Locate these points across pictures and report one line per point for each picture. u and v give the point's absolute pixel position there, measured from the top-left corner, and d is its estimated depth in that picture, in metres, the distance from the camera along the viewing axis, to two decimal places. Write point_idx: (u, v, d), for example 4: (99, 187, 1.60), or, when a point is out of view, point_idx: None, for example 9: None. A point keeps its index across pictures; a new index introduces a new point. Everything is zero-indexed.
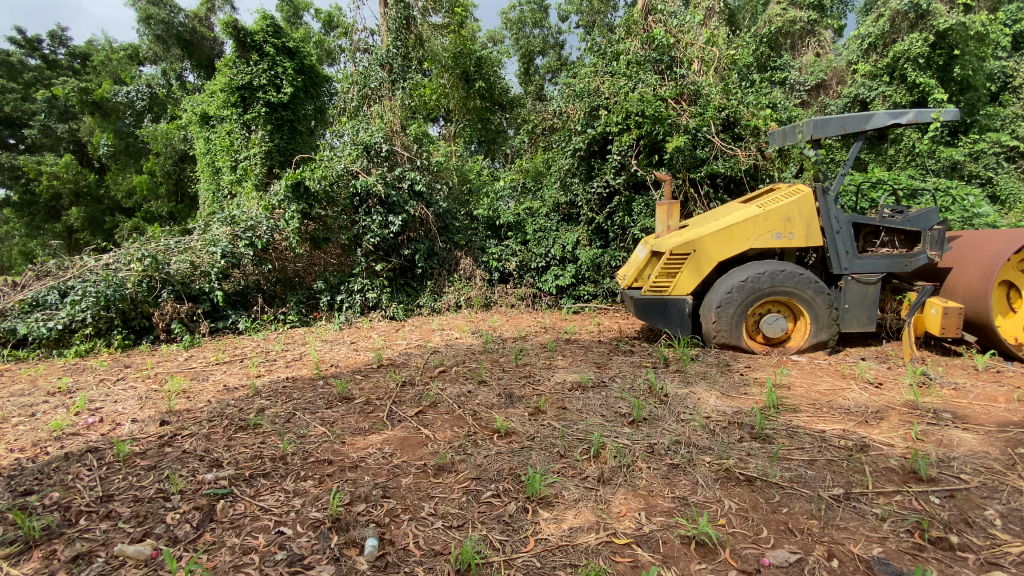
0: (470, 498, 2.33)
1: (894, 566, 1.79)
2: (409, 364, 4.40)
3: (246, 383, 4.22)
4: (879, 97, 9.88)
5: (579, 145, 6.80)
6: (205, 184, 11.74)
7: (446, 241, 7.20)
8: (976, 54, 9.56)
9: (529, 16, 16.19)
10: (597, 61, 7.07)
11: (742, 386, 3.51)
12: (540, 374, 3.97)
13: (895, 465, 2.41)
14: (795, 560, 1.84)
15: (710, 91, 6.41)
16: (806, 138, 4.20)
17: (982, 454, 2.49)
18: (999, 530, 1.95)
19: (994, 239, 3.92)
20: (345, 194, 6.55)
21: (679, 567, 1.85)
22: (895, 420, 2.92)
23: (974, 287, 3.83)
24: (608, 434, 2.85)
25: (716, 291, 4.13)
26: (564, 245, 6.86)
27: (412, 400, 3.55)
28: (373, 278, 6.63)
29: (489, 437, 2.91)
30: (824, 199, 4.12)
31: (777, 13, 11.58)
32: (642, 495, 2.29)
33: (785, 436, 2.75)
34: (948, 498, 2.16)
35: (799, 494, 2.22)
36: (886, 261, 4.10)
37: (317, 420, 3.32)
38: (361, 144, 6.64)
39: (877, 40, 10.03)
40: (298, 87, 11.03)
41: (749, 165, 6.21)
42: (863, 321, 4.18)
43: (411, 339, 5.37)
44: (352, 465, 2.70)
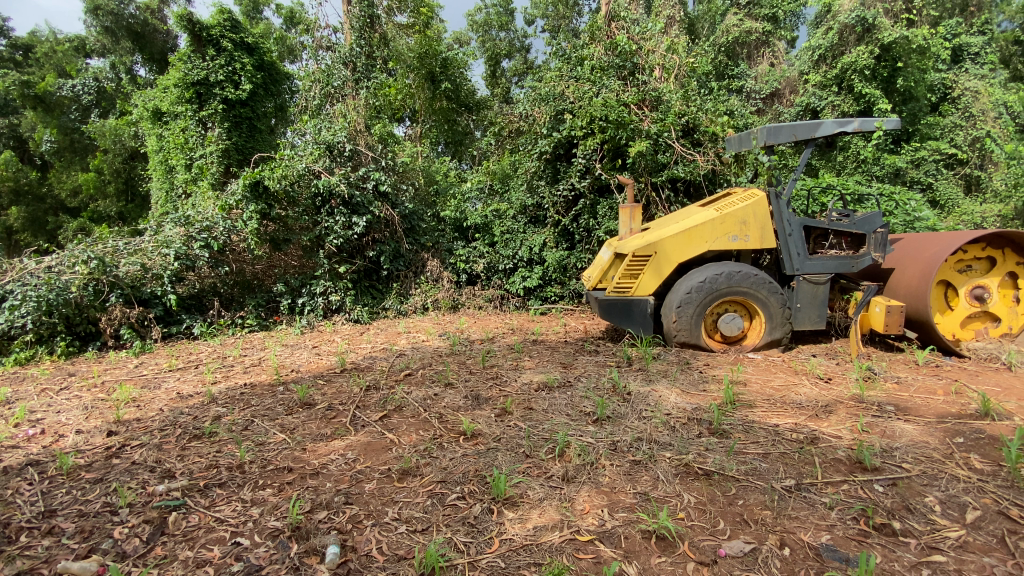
0: (435, 502, 2.31)
1: (841, 553, 1.88)
2: (374, 368, 4.33)
3: (201, 390, 4.06)
4: (829, 107, 10.39)
5: (545, 149, 6.89)
6: (158, 183, 11.22)
7: (413, 242, 7.12)
8: (917, 66, 10.19)
9: (494, 19, 16.18)
10: (563, 66, 7.17)
11: (701, 383, 3.62)
12: (507, 375, 3.98)
13: (842, 456, 2.54)
14: (749, 549, 1.91)
15: (670, 97, 6.55)
16: (760, 144, 4.36)
17: (922, 444, 2.64)
18: (938, 516, 2.07)
19: (932, 241, 4.17)
20: (307, 194, 6.40)
21: (640, 562, 1.88)
22: (842, 413, 3.07)
23: (913, 287, 4.08)
24: (573, 433, 2.88)
25: (677, 291, 4.25)
26: (531, 247, 6.89)
27: (376, 404, 3.48)
28: (336, 281, 6.49)
29: (454, 439, 2.89)
30: (777, 203, 4.29)
31: (734, 23, 12.05)
32: (605, 492, 2.32)
33: (742, 431, 2.85)
34: (890, 486, 2.29)
35: (754, 486, 2.31)
36: (834, 262, 4.30)
37: (276, 426, 3.23)
38: (324, 143, 6.50)
39: (826, 52, 10.58)
40: (257, 84, 10.72)
41: (708, 169, 6.39)
42: (814, 320, 4.37)
43: (376, 342, 5.29)
44: (313, 472, 2.63)
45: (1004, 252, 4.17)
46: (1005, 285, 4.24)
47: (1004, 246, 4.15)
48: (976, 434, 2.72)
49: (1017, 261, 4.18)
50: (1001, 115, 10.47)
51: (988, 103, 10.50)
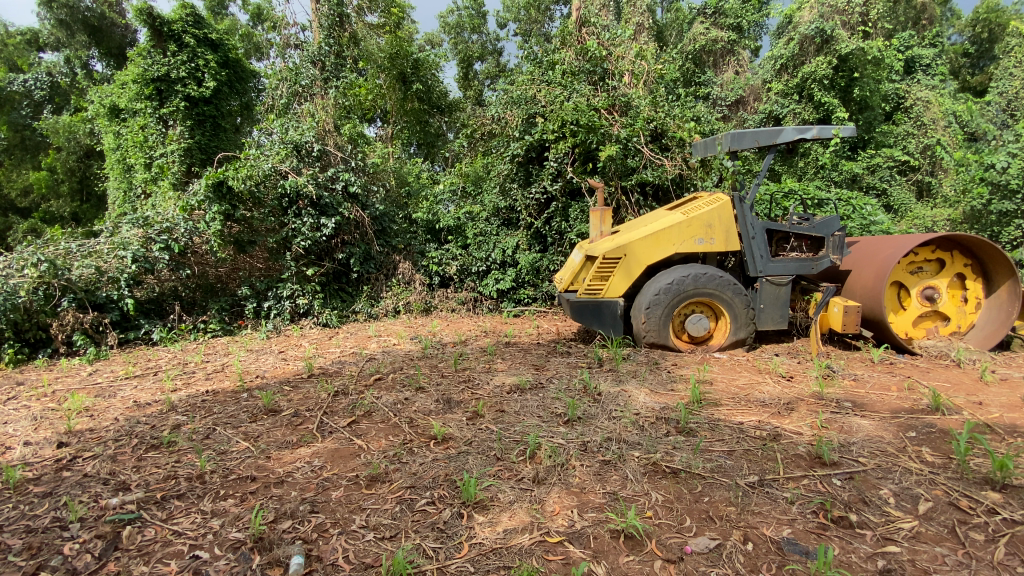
0: (404, 508, 2.27)
1: (801, 546, 1.94)
2: (343, 373, 4.25)
3: (160, 398, 3.89)
4: (790, 114, 10.80)
5: (517, 151, 6.93)
6: (115, 183, 10.76)
7: (383, 244, 7.01)
8: (872, 76, 10.66)
9: (467, 21, 16.16)
10: (534, 69, 7.24)
11: (669, 383, 3.69)
12: (479, 378, 3.96)
13: (803, 452, 2.62)
14: (714, 545, 1.95)
15: (639, 102, 6.67)
16: (724, 149, 4.48)
17: (877, 438, 2.75)
18: (892, 507, 2.16)
19: (886, 243, 4.36)
20: (273, 194, 6.24)
21: (609, 561, 1.90)
22: (803, 410, 3.17)
23: (868, 287, 4.25)
24: (544, 434, 2.89)
25: (646, 293, 4.32)
26: (504, 249, 6.89)
27: (344, 410, 3.41)
28: (304, 284, 6.33)
29: (425, 444, 2.86)
30: (741, 207, 4.42)
31: (701, 32, 12.41)
32: (575, 493, 2.33)
33: (707, 429, 2.91)
34: (848, 479, 2.37)
35: (720, 483, 2.36)
36: (795, 264, 4.45)
37: (239, 434, 3.12)
38: (291, 143, 6.35)
39: (788, 61, 10.92)
40: (222, 81, 10.41)
41: (675, 174, 6.52)
42: (776, 320, 4.50)
43: (346, 346, 5.18)
44: (277, 481, 2.55)
45: (953, 255, 4.40)
46: (955, 286, 4.46)
47: (952, 249, 4.38)
48: (928, 429, 2.84)
49: (965, 263, 4.41)
50: (949, 124, 11.05)
51: (937, 113, 11.08)
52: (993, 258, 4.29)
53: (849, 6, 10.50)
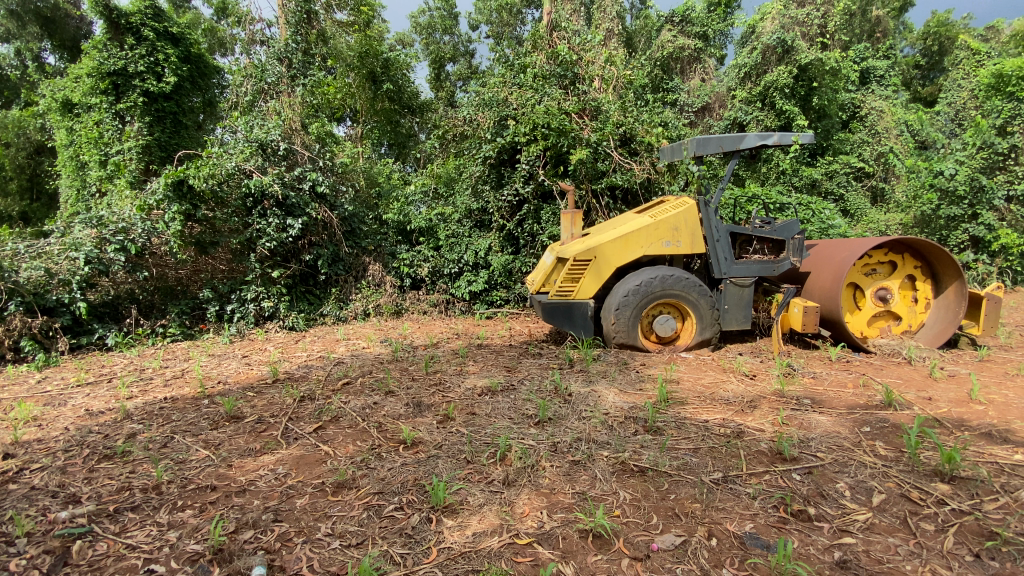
0: (370, 514, 2.23)
1: (762, 540, 1.99)
2: (309, 377, 4.15)
3: (114, 406, 3.71)
4: (754, 121, 11.14)
5: (489, 153, 6.92)
6: (67, 180, 10.24)
7: (353, 245, 6.88)
8: (829, 86, 11.14)
9: (438, 22, 16.08)
10: (506, 72, 7.26)
11: (637, 383, 3.75)
12: (450, 381, 3.92)
13: (765, 448, 2.70)
14: (680, 542, 1.99)
15: (609, 107, 6.76)
16: (690, 154, 4.58)
17: (834, 434, 2.86)
18: (848, 500, 2.24)
19: (842, 246, 4.54)
20: (237, 194, 6.04)
21: (577, 561, 1.91)
22: (765, 408, 3.27)
23: (825, 288, 4.41)
24: (515, 436, 2.89)
25: (615, 294, 4.39)
26: (477, 250, 6.85)
27: (311, 416, 3.33)
28: (269, 286, 6.16)
29: (394, 449, 2.82)
30: (705, 211, 4.53)
31: (668, 39, 12.64)
32: (544, 494, 2.34)
33: (674, 428, 2.97)
34: (806, 474, 2.45)
35: (686, 481, 2.41)
36: (757, 266, 4.57)
37: (199, 442, 3.01)
38: (256, 142, 6.17)
39: (751, 70, 11.28)
40: (183, 76, 10.04)
41: (644, 178, 6.65)
42: (740, 320, 4.63)
43: (313, 350, 5.06)
44: (239, 490, 2.47)
45: (904, 257, 4.62)
46: (906, 287, 4.68)
47: (903, 252, 4.60)
48: (881, 423, 2.98)
49: (915, 265, 4.64)
50: (901, 133, 11.61)
51: (890, 122, 11.64)
52: (941, 260, 4.52)
53: (808, 17, 10.91)
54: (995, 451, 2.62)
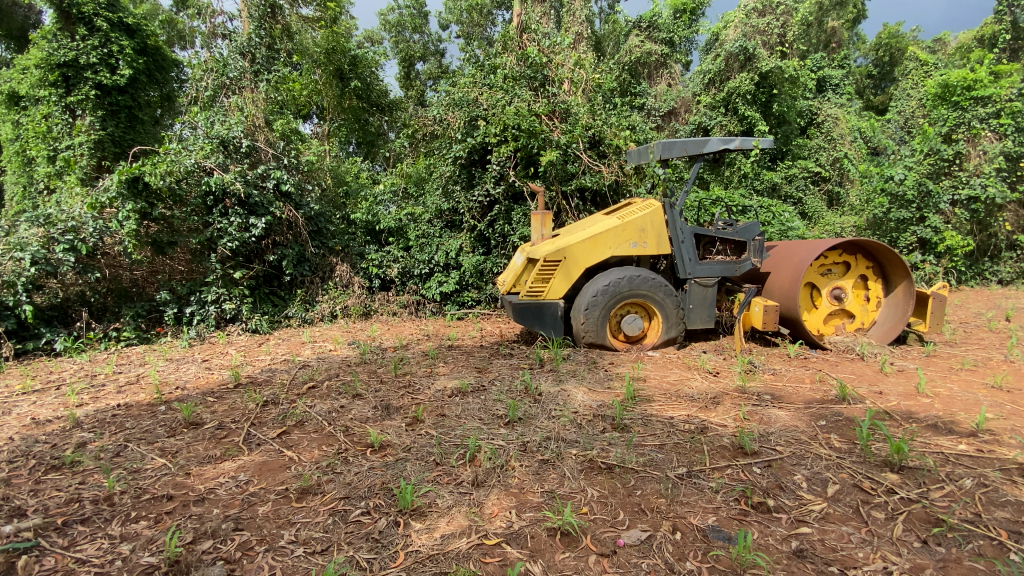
0: (336, 520, 2.19)
1: (724, 532, 2.05)
2: (273, 381, 4.03)
3: (62, 415, 3.52)
4: (718, 126, 11.49)
5: (459, 153, 6.90)
6: (12, 176, 9.67)
7: (319, 245, 6.73)
8: (788, 94, 11.57)
9: (408, 20, 15.93)
10: (476, 73, 7.26)
11: (606, 381, 3.80)
12: (419, 383, 3.88)
13: (727, 443, 2.78)
14: (645, 537, 2.03)
15: (578, 110, 6.84)
16: (656, 157, 4.68)
17: (792, 428, 2.97)
18: (805, 491, 2.34)
19: (799, 246, 4.72)
20: (196, 192, 5.83)
21: (545, 560, 1.92)
22: (728, 404, 3.37)
23: (784, 287, 4.58)
24: (485, 437, 2.89)
25: (584, 294, 4.45)
26: (447, 251, 6.81)
27: (274, 421, 3.24)
28: (231, 287, 5.96)
29: (361, 453, 2.77)
30: (671, 213, 4.63)
31: (636, 44, 12.90)
32: (513, 494, 2.34)
33: (641, 424, 3.02)
34: (766, 467, 2.54)
35: (651, 476, 2.46)
36: (720, 266, 4.70)
37: (155, 450, 2.89)
38: (217, 138, 5.97)
39: (715, 76, 11.61)
40: (140, 69, 9.62)
41: (612, 180, 6.75)
42: (704, 319, 4.75)
43: (277, 353, 4.93)
44: (197, 499, 2.38)
45: (856, 258, 4.84)
46: (859, 287, 4.90)
47: (856, 253, 4.82)
48: (836, 417, 3.11)
49: (867, 265, 4.86)
50: (854, 140, 12.16)
51: (844, 129, 12.18)
52: (890, 261, 4.75)
53: (768, 27, 11.27)
54: (939, 441, 2.77)
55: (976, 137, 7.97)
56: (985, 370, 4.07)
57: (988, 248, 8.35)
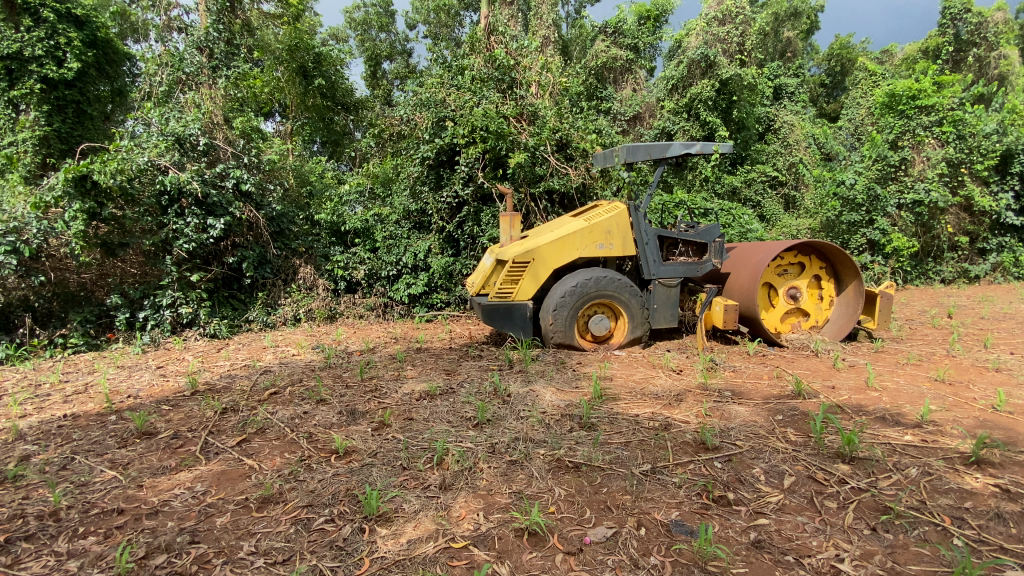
0: (299, 529, 2.13)
1: (686, 526, 2.11)
2: (233, 388, 3.89)
3: (3, 427, 3.31)
4: (681, 131, 11.82)
5: (427, 154, 6.84)
6: None
7: (282, 247, 6.56)
8: (747, 100, 11.99)
9: (374, 19, 15.76)
10: (444, 73, 7.22)
11: (574, 381, 3.84)
12: (386, 387, 3.82)
13: (689, 439, 2.85)
14: (610, 534, 2.06)
15: (546, 113, 6.90)
16: (621, 161, 4.77)
17: (752, 423, 3.07)
18: (763, 484, 2.42)
19: (757, 247, 4.88)
20: (150, 191, 5.58)
21: (512, 560, 1.93)
22: (690, 401, 3.47)
23: (742, 287, 4.74)
24: (452, 440, 2.87)
25: (553, 295, 4.49)
26: (416, 253, 6.72)
27: (233, 428, 3.14)
28: (188, 291, 5.73)
29: (325, 459, 2.71)
30: (636, 215, 4.72)
31: (602, 49, 13.12)
32: (481, 496, 2.34)
33: (607, 423, 3.07)
34: (726, 462, 2.62)
35: (617, 474, 2.50)
36: (683, 267, 4.82)
37: (104, 462, 2.75)
38: (172, 135, 5.71)
39: (677, 82, 11.94)
40: (89, 63, 9.19)
41: (579, 182, 6.83)
42: (668, 319, 4.86)
43: (237, 359, 4.77)
44: (151, 512, 2.28)
45: (811, 258, 5.06)
46: (813, 286, 5.13)
47: (810, 253, 5.03)
48: (792, 411, 3.24)
49: (821, 266, 5.08)
50: (809, 145, 12.68)
51: (800, 135, 12.69)
52: (842, 261, 4.97)
53: (728, 35, 11.61)
54: (887, 432, 2.92)
55: (920, 144, 8.44)
56: (928, 364, 4.32)
57: (931, 249, 8.86)
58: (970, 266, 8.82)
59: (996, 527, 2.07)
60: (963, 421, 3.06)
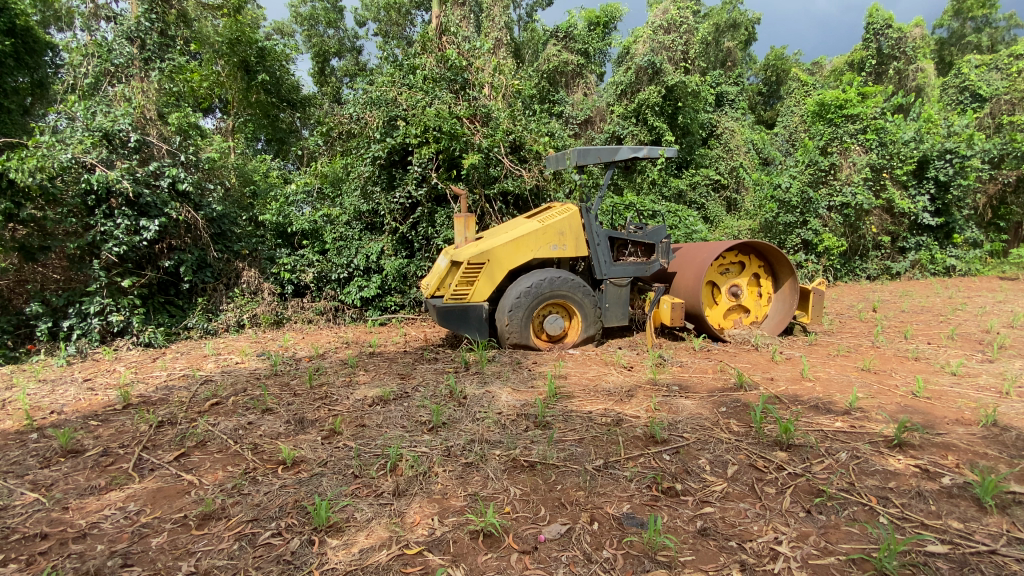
0: (243, 545, 2.04)
1: (637, 519, 2.18)
2: (170, 400, 3.67)
3: None
4: (630, 135, 12.19)
5: (378, 154, 6.71)
6: None
7: (223, 249, 6.23)
8: (692, 107, 12.50)
9: (321, 14, 15.28)
10: (395, 72, 7.13)
11: (529, 381, 3.87)
12: (337, 394, 3.71)
13: (639, 433, 2.95)
14: (565, 531, 2.10)
15: (498, 114, 6.93)
16: (572, 163, 4.84)
17: (698, 415, 3.21)
18: (708, 473, 2.54)
19: (701, 247, 5.09)
20: (74, 190, 5.18)
21: (468, 563, 1.93)
22: (641, 396, 3.58)
23: (688, 285, 4.92)
24: (406, 445, 2.83)
25: (508, 296, 4.53)
26: (368, 255, 6.56)
27: (171, 442, 2.97)
28: (118, 297, 5.35)
29: (272, 471, 2.61)
30: (587, 217, 4.82)
31: (554, 53, 13.31)
32: (436, 500, 2.32)
33: (561, 421, 3.13)
34: (674, 454, 2.73)
35: (571, 470, 2.55)
36: (633, 267, 4.96)
37: (24, 484, 2.53)
38: (99, 130, 5.34)
39: (626, 87, 12.30)
40: (6, 52, 8.41)
41: (533, 184, 6.90)
42: (619, 317, 4.99)
43: (174, 368, 4.51)
44: (78, 535, 2.12)
45: (750, 258, 5.33)
46: (752, 284, 5.40)
47: (749, 253, 5.30)
48: (735, 403, 3.40)
49: (759, 264, 5.37)
50: (748, 150, 13.36)
51: (740, 141, 13.36)
52: (778, 260, 5.27)
53: (673, 44, 12.08)
54: (820, 420, 3.13)
55: (846, 150, 9.11)
56: (856, 355, 4.66)
57: (858, 248, 9.53)
58: (891, 263, 9.55)
59: (918, 505, 2.25)
60: (885, 407, 3.33)
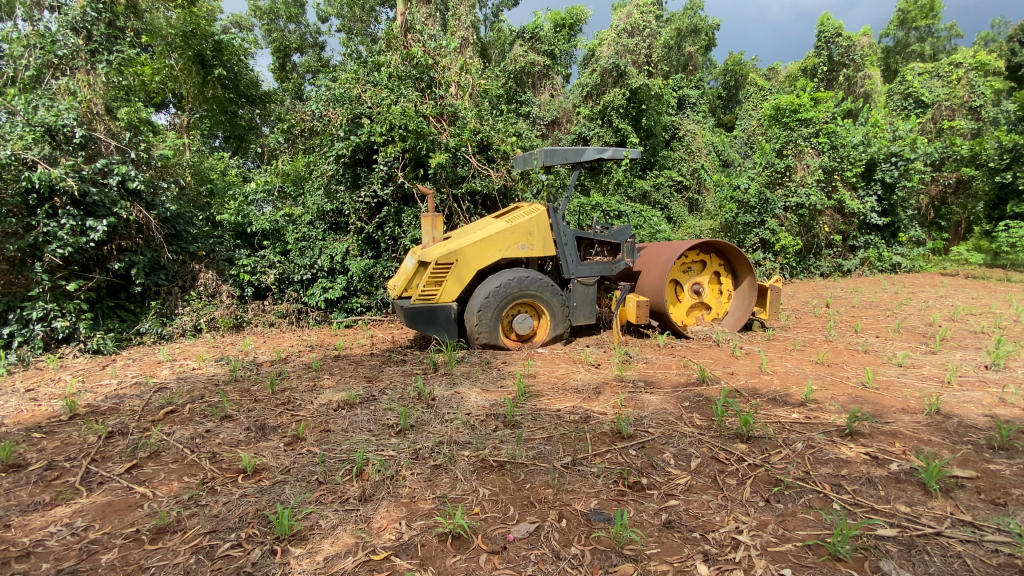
0: (200, 558, 1.97)
1: (604, 514, 2.21)
2: (121, 409, 3.50)
3: None
4: (595, 137, 12.37)
5: (342, 152, 6.56)
6: None
7: (178, 250, 5.98)
8: (655, 109, 12.79)
9: (281, 8, 14.85)
10: (359, 69, 6.99)
11: (498, 381, 3.88)
12: (301, 399, 3.62)
13: (607, 429, 3.00)
14: (533, 529, 2.11)
15: (465, 114, 6.91)
16: (540, 163, 4.84)
17: (662, 410, 3.29)
18: (673, 467, 2.60)
19: (664, 245, 5.21)
20: (13, 188, 4.88)
21: (436, 566, 1.92)
22: (608, 393, 3.64)
23: (652, 282, 5.04)
24: (373, 449, 2.78)
25: (477, 296, 4.52)
26: (332, 255, 6.42)
27: (123, 453, 2.83)
28: (63, 301, 5.06)
29: (232, 480, 2.52)
30: (555, 217, 4.85)
31: (520, 54, 13.35)
32: (404, 504, 2.30)
33: (530, 419, 3.15)
34: (640, 449, 2.78)
35: (540, 469, 2.57)
36: (599, 266, 5.04)
37: None
38: (41, 125, 5.03)
39: (592, 89, 12.48)
40: None
41: (501, 184, 6.90)
42: (587, 316, 5.05)
43: (126, 376, 4.29)
44: (20, 555, 2.00)
45: (711, 257, 5.49)
46: (714, 282, 5.56)
47: (710, 252, 5.46)
48: (698, 397, 3.50)
49: (720, 263, 5.53)
50: (709, 152, 13.76)
51: (701, 143, 13.74)
52: (737, 258, 5.45)
53: (636, 47, 12.31)
54: (777, 412, 3.25)
55: (801, 153, 9.54)
56: (810, 348, 4.88)
57: (812, 247, 9.94)
58: (843, 261, 10.00)
59: (868, 491, 2.38)
60: (838, 398, 3.49)
